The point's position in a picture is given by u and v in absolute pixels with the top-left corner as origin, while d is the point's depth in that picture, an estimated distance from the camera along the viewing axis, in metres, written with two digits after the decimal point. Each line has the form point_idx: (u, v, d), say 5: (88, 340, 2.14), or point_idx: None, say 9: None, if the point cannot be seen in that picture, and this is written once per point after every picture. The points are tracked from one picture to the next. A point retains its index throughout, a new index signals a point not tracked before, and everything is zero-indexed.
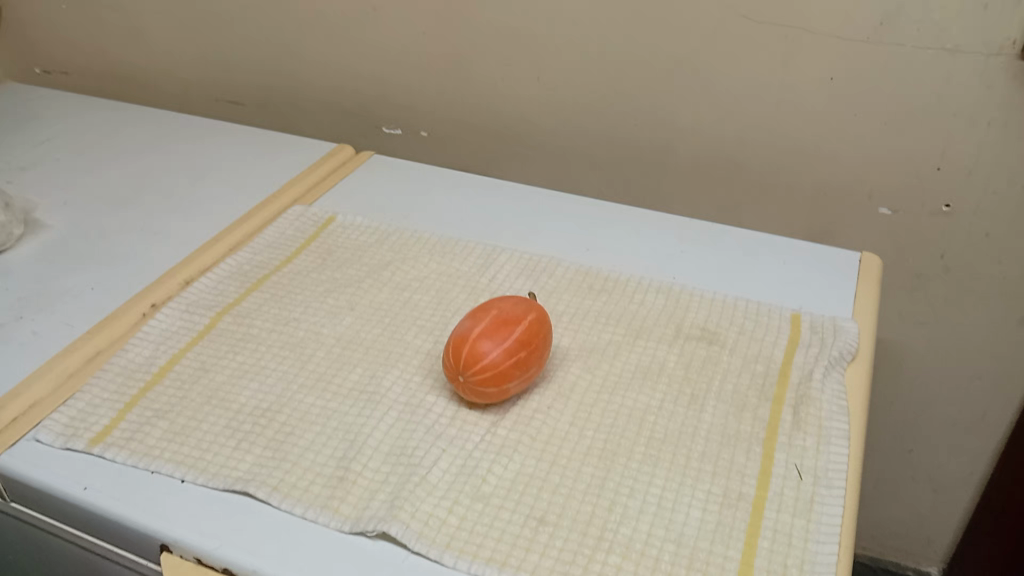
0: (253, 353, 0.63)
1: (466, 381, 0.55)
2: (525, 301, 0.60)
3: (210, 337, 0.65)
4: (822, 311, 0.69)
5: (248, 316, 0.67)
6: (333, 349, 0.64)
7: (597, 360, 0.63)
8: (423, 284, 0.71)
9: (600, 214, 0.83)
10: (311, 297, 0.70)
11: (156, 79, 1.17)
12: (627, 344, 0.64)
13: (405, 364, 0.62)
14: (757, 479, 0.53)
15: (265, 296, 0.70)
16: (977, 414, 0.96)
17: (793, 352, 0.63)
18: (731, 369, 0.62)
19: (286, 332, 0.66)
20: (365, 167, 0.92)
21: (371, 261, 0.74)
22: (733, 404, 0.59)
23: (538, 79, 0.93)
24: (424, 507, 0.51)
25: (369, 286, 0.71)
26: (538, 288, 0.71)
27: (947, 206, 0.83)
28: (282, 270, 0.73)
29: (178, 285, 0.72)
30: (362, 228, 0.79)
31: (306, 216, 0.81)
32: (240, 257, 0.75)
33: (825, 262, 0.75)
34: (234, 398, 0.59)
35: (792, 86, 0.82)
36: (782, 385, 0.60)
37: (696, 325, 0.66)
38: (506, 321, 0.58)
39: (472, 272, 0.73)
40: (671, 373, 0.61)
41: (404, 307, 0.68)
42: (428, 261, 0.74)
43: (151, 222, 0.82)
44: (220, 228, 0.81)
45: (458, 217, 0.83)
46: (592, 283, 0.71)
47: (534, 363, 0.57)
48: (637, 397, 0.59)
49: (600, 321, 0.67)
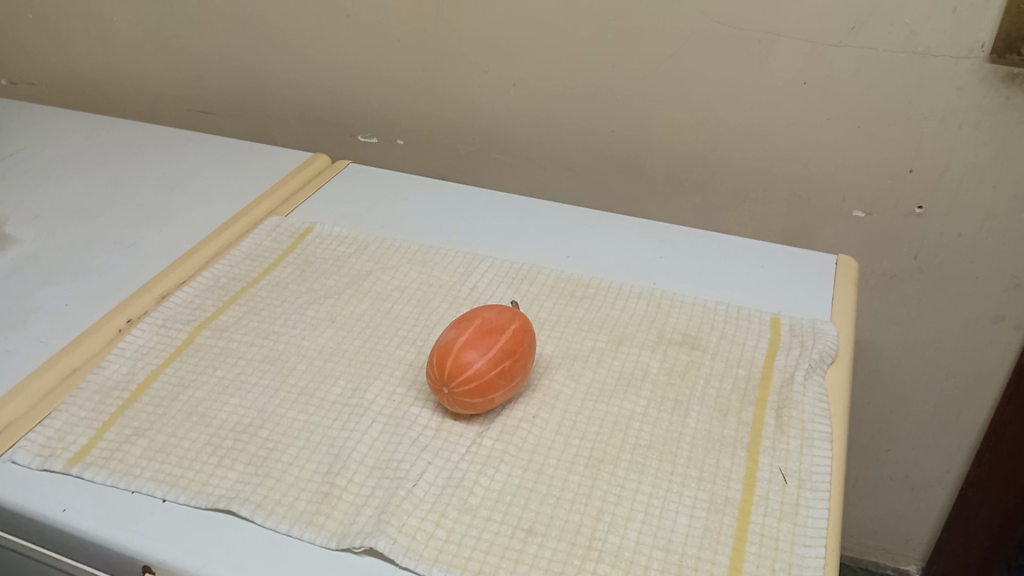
0: (233, 367, 0.63)
1: (451, 391, 0.55)
2: (508, 310, 0.60)
3: (189, 352, 0.64)
4: (801, 314, 0.69)
5: (227, 330, 0.67)
6: (315, 362, 0.63)
7: (580, 367, 0.63)
8: (405, 294, 0.71)
9: (578, 220, 0.84)
10: (291, 310, 0.69)
11: (127, 90, 1.16)
12: (610, 351, 0.64)
13: (388, 375, 0.61)
14: (743, 483, 0.53)
15: (243, 309, 0.69)
16: (953, 411, 0.97)
17: (773, 356, 0.64)
18: (714, 374, 0.62)
19: (266, 345, 0.65)
20: (341, 176, 0.91)
21: (350, 271, 0.74)
22: (717, 409, 0.59)
23: (513, 86, 0.93)
24: (412, 520, 0.50)
25: (349, 297, 0.70)
26: (519, 295, 0.71)
27: (920, 207, 0.84)
28: (261, 283, 0.73)
29: (154, 299, 0.71)
30: (341, 238, 0.78)
31: (283, 227, 0.80)
32: (217, 269, 0.74)
33: (803, 266, 0.76)
34: (215, 413, 0.59)
35: (767, 91, 0.83)
36: (764, 389, 0.61)
37: (677, 330, 0.67)
38: (490, 330, 0.57)
39: (453, 281, 0.72)
40: (655, 379, 0.61)
41: (385, 318, 0.68)
42: (408, 270, 0.74)
43: (125, 235, 0.81)
44: (194, 240, 0.80)
45: (436, 226, 0.82)
46: (574, 290, 0.71)
47: (519, 372, 0.57)
48: (622, 403, 0.59)
49: (583, 328, 0.67)
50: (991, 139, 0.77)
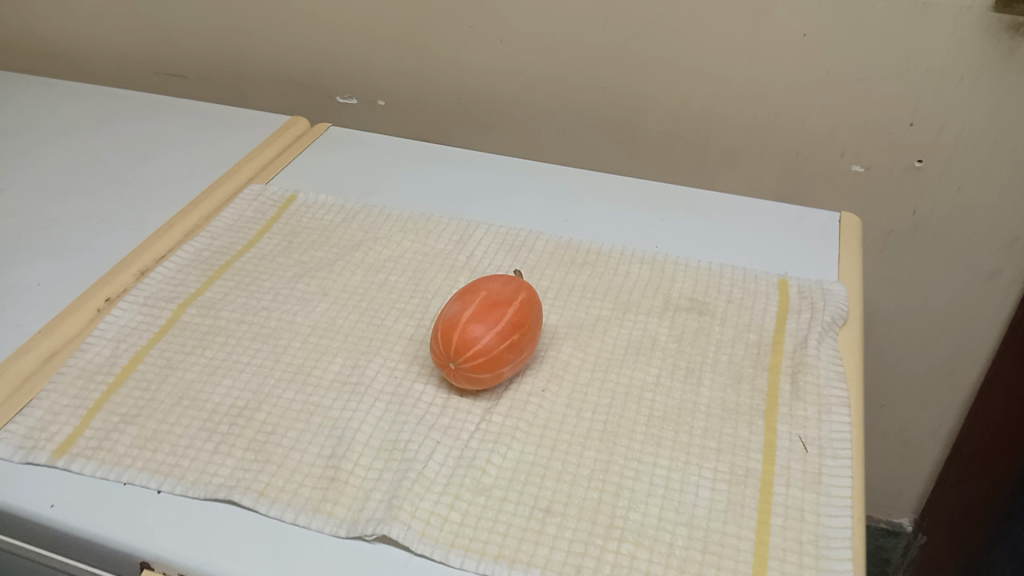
0: (222, 347, 0.59)
1: (458, 368, 0.52)
2: (513, 280, 0.56)
3: (175, 331, 0.61)
4: (809, 275, 0.67)
5: (215, 306, 0.63)
6: (310, 338, 0.60)
7: (587, 337, 0.60)
8: (399, 265, 0.68)
9: (573, 183, 0.81)
10: (279, 283, 0.65)
11: (88, 54, 1.09)
12: (617, 319, 0.62)
13: (387, 351, 0.59)
14: (763, 454, 0.52)
15: (229, 284, 0.65)
16: (947, 367, 0.97)
17: (784, 319, 0.62)
18: (725, 339, 0.60)
19: (257, 322, 0.62)
20: (321, 141, 0.87)
21: (341, 241, 0.70)
22: (730, 375, 0.57)
23: (500, 43, 0.89)
24: (424, 504, 0.48)
25: (341, 269, 0.67)
26: (519, 264, 0.68)
27: (920, 162, 0.82)
28: (246, 255, 0.69)
29: (133, 277, 0.67)
30: (327, 206, 0.75)
31: (265, 196, 0.76)
32: (198, 242, 0.70)
33: (807, 226, 0.74)
34: (207, 396, 0.56)
35: (765, 45, 0.80)
36: (777, 354, 0.59)
37: (684, 295, 0.65)
38: (497, 303, 0.54)
39: (449, 250, 0.69)
40: (666, 348, 0.60)
41: (380, 290, 0.65)
42: (401, 239, 0.71)
43: (99, 209, 0.77)
44: (172, 213, 0.75)
45: (427, 191, 0.79)
46: (575, 256, 0.69)
47: (528, 345, 0.54)
48: (633, 372, 0.57)
49: (587, 297, 0.65)
50: (994, 93, 0.75)
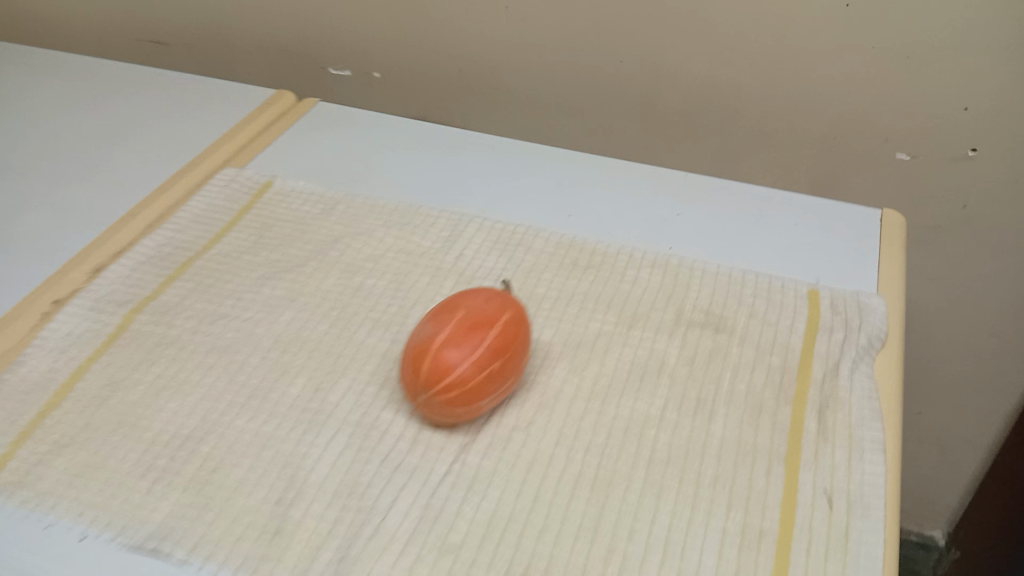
0: (173, 364, 0.53)
1: (428, 401, 0.45)
2: (497, 296, 0.48)
3: (123, 342, 0.55)
4: (844, 285, 0.59)
5: (169, 313, 0.57)
6: (271, 354, 0.54)
7: (584, 358, 0.53)
8: (378, 267, 0.60)
9: (578, 171, 0.72)
10: (242, 286, 0.58)
11: (66, 20, 1.02)
12: (620, 336, 0.54)
13: (356, 373, 0.52)
14: (780, 510, 0.44)
15: (189, 286, 0.59)
16: (993, 373, 0.88)
17: (813, 339, 0.54)
18: (743, 363, 0.52)
19: (214, 333, 0.55)
20: (307, 119, 0.79)
21: (317, 237, 0.63)
22: (747, 410, 0.49)
23: (504, 10, 0.80)
24: (379, 568, 0.42)
25: (314, 270, 0.60)
26: (514, 266, 0.60)
27: (974, 151, 0.73)
28: (211, 251, 0.62)
29: (88, 274, 0.61)
30: (304, 195, 0.67)
31: (238, 182, 0.69)
32: (160, 236, 0.63)
33: (844, 225, 0.65)
34: (149, 424, 0.50)
35: (799, 20, 0.70)
36: (803, 383, 0.51)
37: (698, 309, 0.56)
38: (476, 325, 0.46)
39: (437, 249, 0.62)
40: (675, 374, 0.52)
41: (355, 296, 0.58)
42: (383, 235, 0.63)
43: (59, 195, 0.70)
44: (138, 201, 0.69)
45: (417, 178, 0.71)
46: (577, 259, 0.61)
47: (511, 374, 0.47)
48: (633, 404, 0.50)
49: (588, 308, 0.57)
50: None
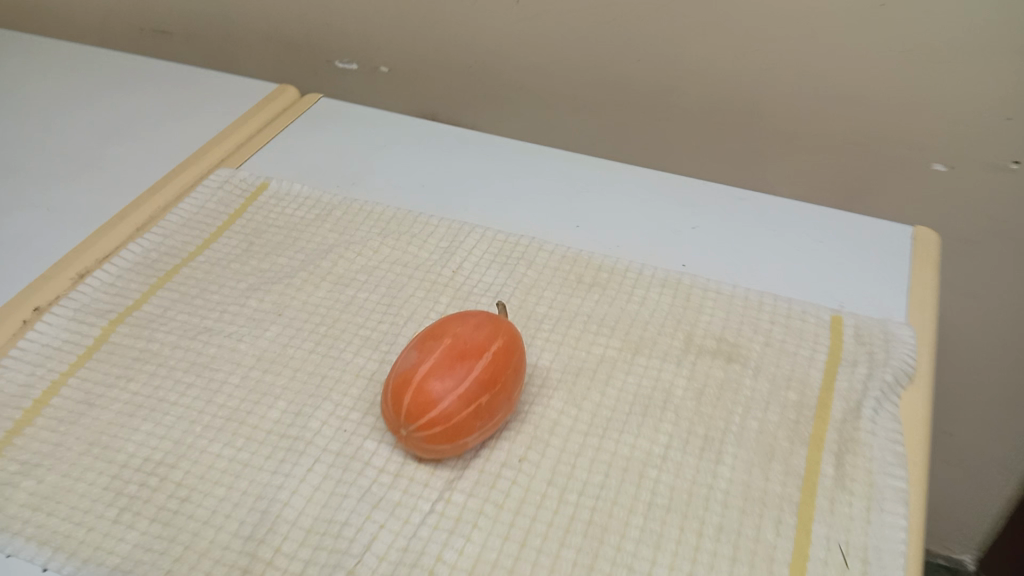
0: (150, 380, 0.50)
1: (410, 436, 0.42)
2: (487, 322, 0.45)
3: (100, 355, 0.52)
4: (870, 312, 0.54)
5: (151, 325, 0.54)
6: (252, 373, 0.51)
7: (583, 388, 0.49)
8: (371, 279, 0.57)
9: (589, 175, 0.68)
10: (227, 298, 0.56)
11: (69, 6, 0.99)
12: (624, 362, 0.51)
13: (340, 396, 0.49)
14: (789, 567, 0.41)
15: (172, 296, 0.56)
16: None
17: (834, 374, 0.50)
18: (756, 399, 0.49)
19: (194, 348, 0.52)
20: (308, 116, 0.76)
21: (309, 245, 0.60)
22: (757, 452, 0.46)
23: (515, 4, 0.76)
24: None
25: (302, 281, 0.57)
26: (514, 282, 0.57)
27: (1016, 163, 0.68)
28: (199, 259, 0.59)
29: (70, 281, 0.58)
30: (299, 199, 0.64)
31: (232, 183, 0.66)
32: (147, 242, 0.61)
33: (872, 242, 0.60)
34: (120, 446, 0.47)
35: (826, 20, 0.65)
36: (821, 423, 0.47)
37: (710, 335, 0.53)
38: (462, 355, 0.43)
39: (434, 261, 0.58)
40: (680, 408, 0.48)
41: (344, 311, 0.54)
42: (379, 244, 0.60)
43: (50, 193, 0.67)
44: (129, 201, 0.66)
45: (419, 182, 0.68)
46: (582, 275, 0.57)
47: (501, 407, 0.43)
48: (634, 441, 0.46)
49: (591, 330, 0.53)
50: None
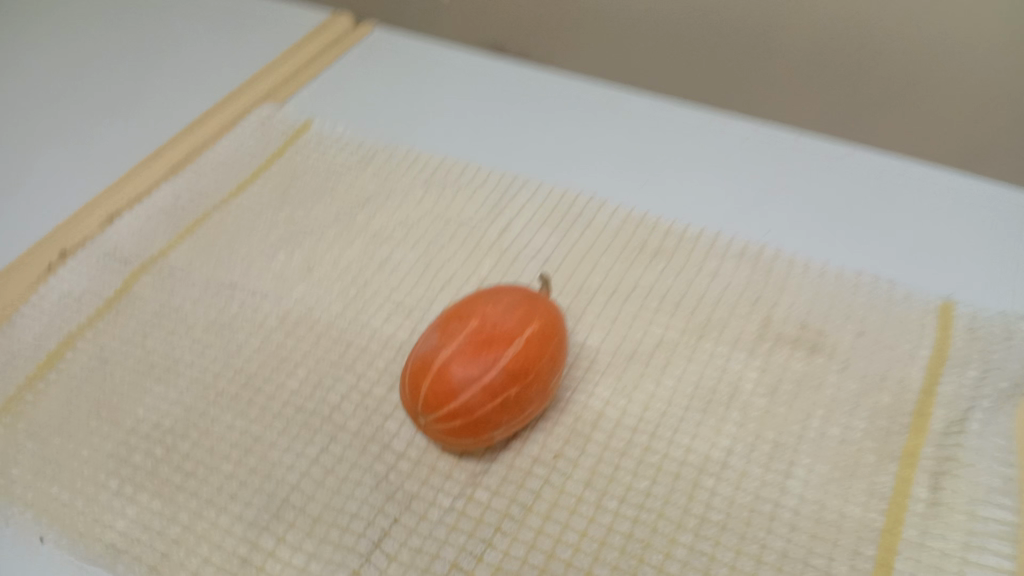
0: (167, 339, 0.47)
1: (428, 426, 0.38)
2: (522, 303, 0.39)
3: (120, 308, 0.49)
4: (987, 302, 0.46)
5: (175, 277, 0.50)
6: (273, 336, 0.47)
7: (634, 376, 0.43)
8: (411, 236, 0.52)
9: (664, 123, 0.60)
10: (257, 250, 0.52)
11: None
12: (686, 348, 0.44)
13: (364, 368, 0.45)
14: None
15: (199, 246, 0.52)
16: None
17: (938, 375, 0.42)
18: (838, 401, 0.42)
19: (215, 305, 0.48)
20: (360, 48, 0.70)
21: (348, 193, 0.56)
22: (837, 467, 0.39)
23: None
24: None
25: (336, 236, 0.52)
26: (567, 244, 0.51)
27: None
28: (232, 204, 0.55)
29: (100, 222, 0.54)
30: (343, 141, 0.60)
31: (273, 122, 0.62)
32: (180, 186, 0.57)
33: (994, 217, 0.51)
34: (128, 409, 0.43)
35: None
36: (916, 435, 0.40)
37: (790, 320, 0.45)
38: (489, 341, 0.37)
39: (482, 218, 0.53)
40: (747, 407, 0.42)
41: (378, 271, 0.50)
42: (421, 196, 0.55)
43: (87, 124, 0.63)
44: (166, 138, 0.62)
45: (472, 127, 0.61)
46: (645, 242, 0.50)
47: (531, 401, 0.38)
48: (690, 443, 0.40)
49: (650, 307, 0.47)
50: None
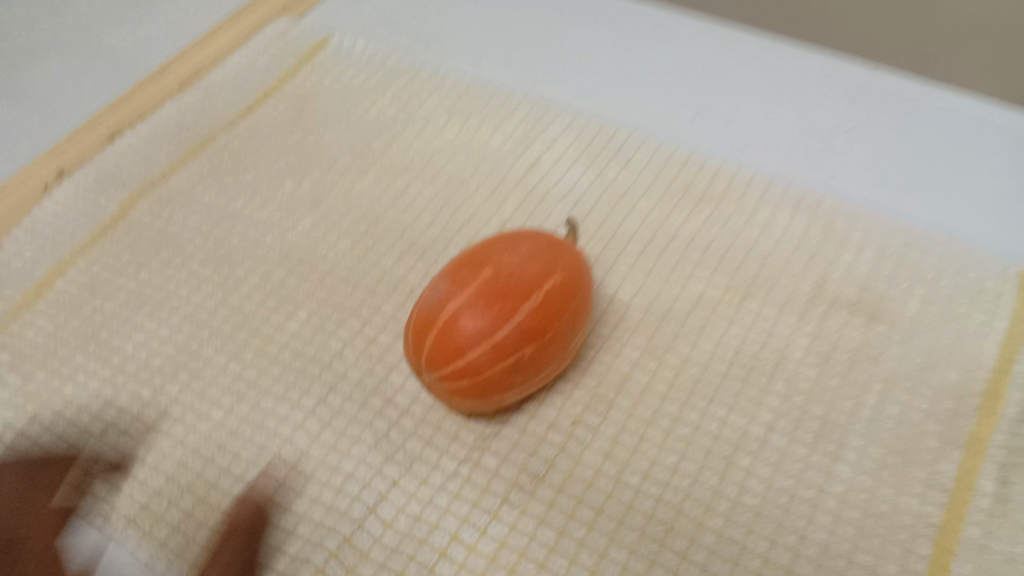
0: (163, 270, 0.43)
1: (432, 384, 0.34)
2: (542, 251, 0.35)
3: (115, 235, 0.45)
4: None
5: (175, 204, 0.47)
6: (274, 272, 0.43)
7: (668, 337, 0.39)
8: (429, 169, 0.47)
9: (720, 48, 0.53)
10: (264, 177, 0.48)
11: None
12: (728, 308, 0.40)
13: (370, 313, 0.41)
14: None
15: (202, 171, 0.48)
16: None
17: (1017, 353, 0.37)
18: (896, 375, 0.37)
19: (215, 235, 0.45)
20: None
21: (366, 117, 0.51)
22: (893, 453, 0.35)
23: None
24: None
25: (350, 165, 0.48)
26: (603, 184, 0.46)
27: None
28: (240, 126, 0.51)
29: (103, 141, 0.50)
30: (364, 59, 0.54)
31: (291, 36, 0.56)
32: (185, 102, 0.52)
33: None
34: (117, 345, 0.40)
35: None
36: (986, 421, 0.35)
37: (849, 282, 0.40)
38: (502, 294, 0.33)
39: (509, 151, 0.48)
40: (793, 377, 0.37)
41: (393, 206, 0.46)
42: (445, 123, 0.50)
43: (95, 30, 0.58)
44: (178, 49, 0.57)
45: (505, 45, 0.55)
46: (689, 184, 0.45)
47: (549, 361, 0.34)
48: (727, 415, 0.36)
49: (691, 259, 0.42)
50: None
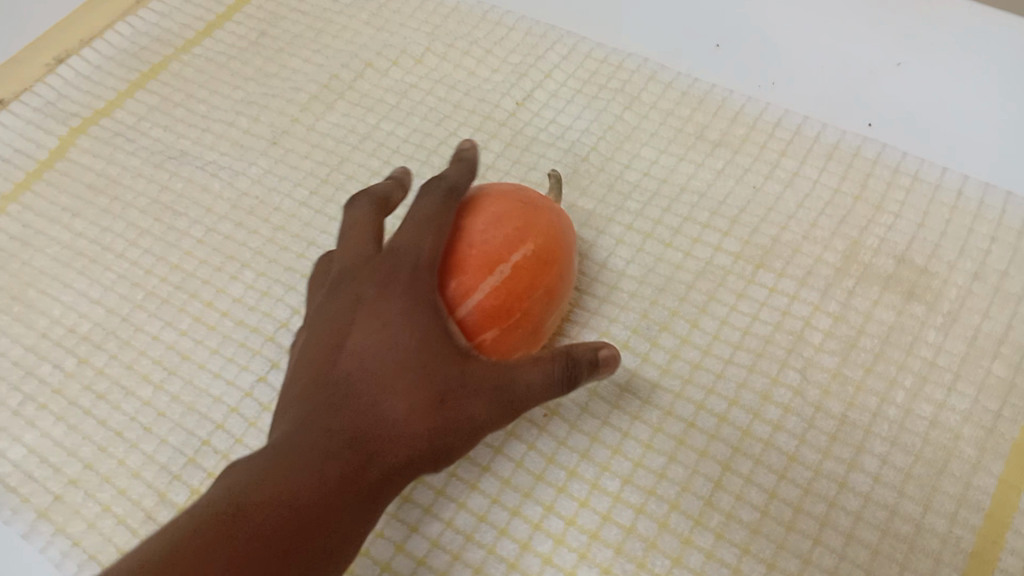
0: (99, 220, 0.39)
1: None
2: (516, 213, 0.29)
3: (50, 177, 0.40)
4: None
5: (119, 139, 0.41)
6: (220, 226, 0.38)
7: (665, 313, 0.33)
8: (404, 105, 0.41)
9: None
10: (218, 110, 0.42)
11: None
12: (738, 279, 0.34)
13: None
14: None
15: (151, 101, 0.43)
16: None
17: None
18: (932, 367, 0.31)
19: (159, 180, 0.40)
20: None
21: (337, 40, 0.44)
22: (921, 461, 0.30)
23: None
24: None
25: (315, 97, 0.42)
26: (603, 126, 0.39)
27: None
28: (195, 48, 0.45)
29: (46, 66, 0.43)
30: None
31: None
32: (138, 21, 0.45)
33: None
34: (46, 307, 0.36)
35: None
36: None
37: (883, 251, 0.34)
38: (460, 266, 0.27)
39: (497, 84, 0.41)
40: (809, 366, 0.32)
41: (360, 148, 0.40)
42: (427, 50, 0.43)
43: None
44: None
45: None
46: (704, 128, 0.39)
47: (517, 347, 0.29)
48: (726, 410, 0.31)
49: (699, 218, 0.36)
50: None
